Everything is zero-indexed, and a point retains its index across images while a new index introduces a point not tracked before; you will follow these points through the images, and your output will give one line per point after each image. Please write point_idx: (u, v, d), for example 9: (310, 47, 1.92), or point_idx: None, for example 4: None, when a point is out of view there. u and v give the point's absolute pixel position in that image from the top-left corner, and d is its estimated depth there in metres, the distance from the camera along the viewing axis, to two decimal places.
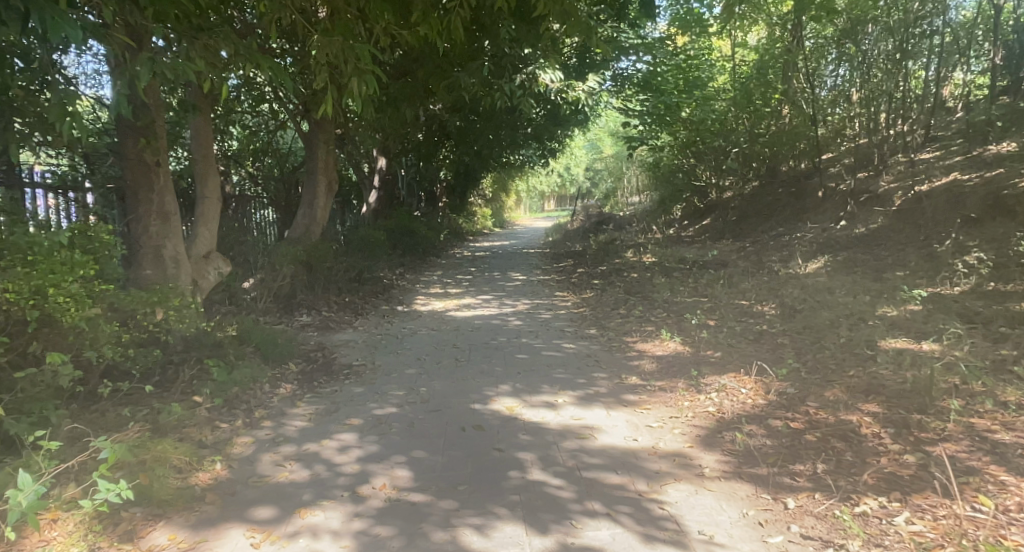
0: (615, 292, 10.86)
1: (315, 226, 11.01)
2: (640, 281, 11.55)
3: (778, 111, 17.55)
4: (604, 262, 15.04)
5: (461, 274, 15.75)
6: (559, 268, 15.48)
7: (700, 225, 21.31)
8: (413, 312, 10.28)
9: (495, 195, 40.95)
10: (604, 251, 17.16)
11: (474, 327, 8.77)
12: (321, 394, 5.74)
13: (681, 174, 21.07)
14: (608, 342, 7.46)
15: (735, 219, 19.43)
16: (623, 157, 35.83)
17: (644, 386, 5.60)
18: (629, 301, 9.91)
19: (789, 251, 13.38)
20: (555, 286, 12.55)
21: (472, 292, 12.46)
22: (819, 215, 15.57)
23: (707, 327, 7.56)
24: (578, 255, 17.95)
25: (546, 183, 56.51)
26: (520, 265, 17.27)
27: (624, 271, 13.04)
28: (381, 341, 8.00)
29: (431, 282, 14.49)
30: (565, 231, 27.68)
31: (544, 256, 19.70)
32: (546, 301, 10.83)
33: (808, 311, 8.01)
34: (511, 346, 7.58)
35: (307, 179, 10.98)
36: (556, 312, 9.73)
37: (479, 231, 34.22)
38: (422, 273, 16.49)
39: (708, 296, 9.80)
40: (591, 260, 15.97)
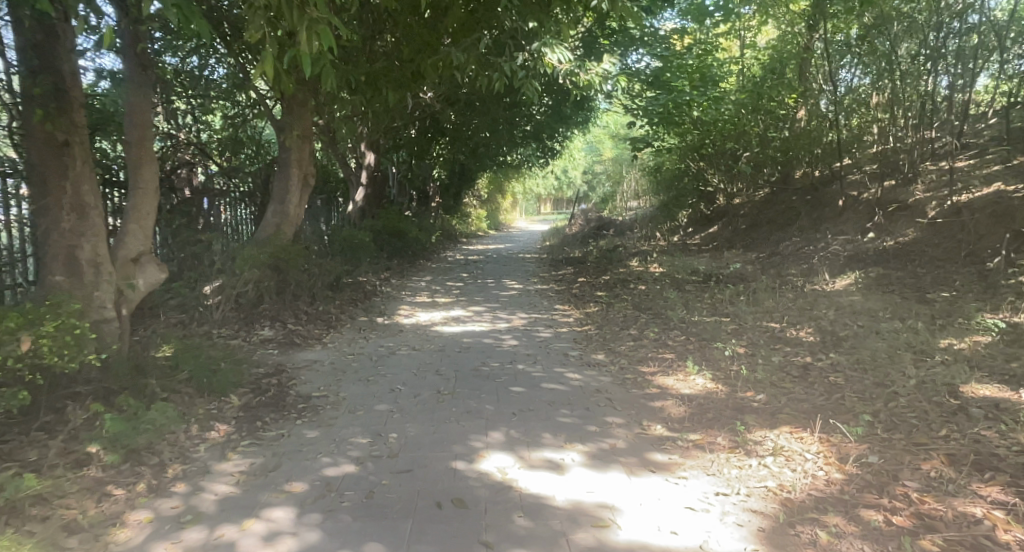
0: (623, 308, 9.68)
1: (287, 225, 9.76)
2: (650, 296, 10.37)
3: (794, 111, 16.54)
4: (607, 272, 13.86)
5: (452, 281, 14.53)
6: (558, 277, 14.28)
7: (706, 233, 20.15)
8: (396, 325, 9.09)
9: (490, 196, 39.70)
10: (606, 259, 15.99)
11: (462, 347, 7.58)
12: (262, 439, 4.52)
13: (688, 177, 19.96)
14: (622, 373, 6.28)
15: (745, 228, 18.29)
16: (623, 160, 34.68)
17: (674, 441, 4.39)
18: (640, 319, 8.74)
19: (811, 265, 12.22)
20: (555, 298, 11.36)
21: (464, 302, 11.26)
22: (840, 225, 14.43)
23: (737, 357, 6.40)
24: (578, 263, 16.76)
25: (543, 185, 55.40)
26: (517, 272, 16.08)
27: (630, 282, 11.88)
28: (353, 363, 6.79)
29: (420, 289, 13.27)
30: (564, 235, 26.46)
31: (542, 262, 18.52)
32: (546, 316, 9.63)
33: (854, 340, 6.85)
34: (506, 374, 6.37)
35: (278, 171, 9.75)
36: (557, 330, 8.54)
37: (473, 233, 33.01)
38: (410, 278, 15.25)
39: (730, 316, 8.63)
40: (594, 269, 14.79)
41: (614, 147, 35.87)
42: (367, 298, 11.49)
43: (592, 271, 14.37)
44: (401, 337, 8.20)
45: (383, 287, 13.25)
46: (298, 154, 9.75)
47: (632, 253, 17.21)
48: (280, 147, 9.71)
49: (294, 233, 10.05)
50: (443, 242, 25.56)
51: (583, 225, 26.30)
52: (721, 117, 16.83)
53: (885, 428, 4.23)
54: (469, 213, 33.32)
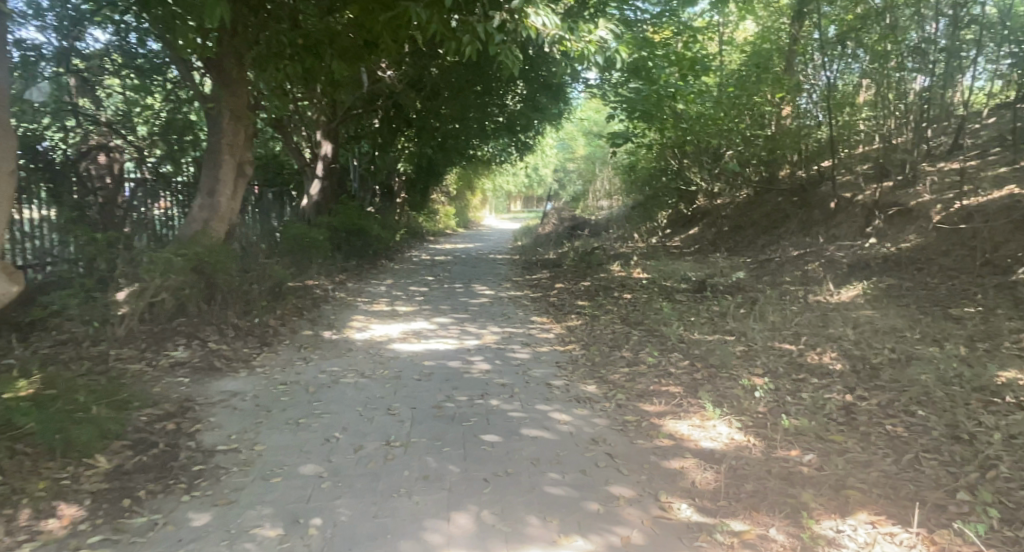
0: (610, 322, 8.45)
1: (217, 222, 8.41)
2: (637, 309, 9.20)
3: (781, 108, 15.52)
4: (586, 277, 12.64)
5: (415, 285, 13.16)
6: (533, 282, 13.01)
7: (686, 235, 19.08)
8: (346, 342, 7.74)
9: (459, 194, 38.30)
10: (584, 262, 14.78)
11: (422, 373, 6.27)
12: (122, 531, 3.28)
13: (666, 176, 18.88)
14: (620, 413, 5.04)
15: (730, 230, 17.23)
16: (597, 158, 33.55)
17: (713, 541, 3.23)
18: (631, 336, 7.53)
19: (808, 271, 11.14)
20: (531, 308, 10.08)
21: (429, 312, 9.92)
22: (833, 228, 13.32)
23: (761, 390, 5.22)
24: (554, 266, 15.53)
25: (514, 184, 54.14)
26: (488, 275, 14.78)
27: (612, 291, 10.68)
28: (284, 397, 5.45)
29: (380, 295, 11.89)
30: (536, 235, 25.21)
31: (513, 265, 17.24)
32: (523, 332, 8.35)
33: (895, 367, 5.71)
34: (476, 415, 5.06)
35: (206, 159, 8.38)
36: (536, 350, 7.27)
37: (441, 231, 31.67)
38: (370, 282, 13.85)
39: (733, 332, 7.46)
40: (571, 273, 13.55)
41: (587, 145, 34.73)
42: (316, 307, 10.10)
43: (570, 276, 13.13)
44: (350, 358, 6.88)
45: (338, 293, 11.85)
46: (232, 140, 8.39)
47: (610, 255, 16.03)
48: (209, 130, 8.34)
49: (227, 231, 8.68)
50: (409, 241, 24.15)
51: (558, 225, 25.05)
52: (704, 114, 15.78)
53: (1010, 547, 3.12)
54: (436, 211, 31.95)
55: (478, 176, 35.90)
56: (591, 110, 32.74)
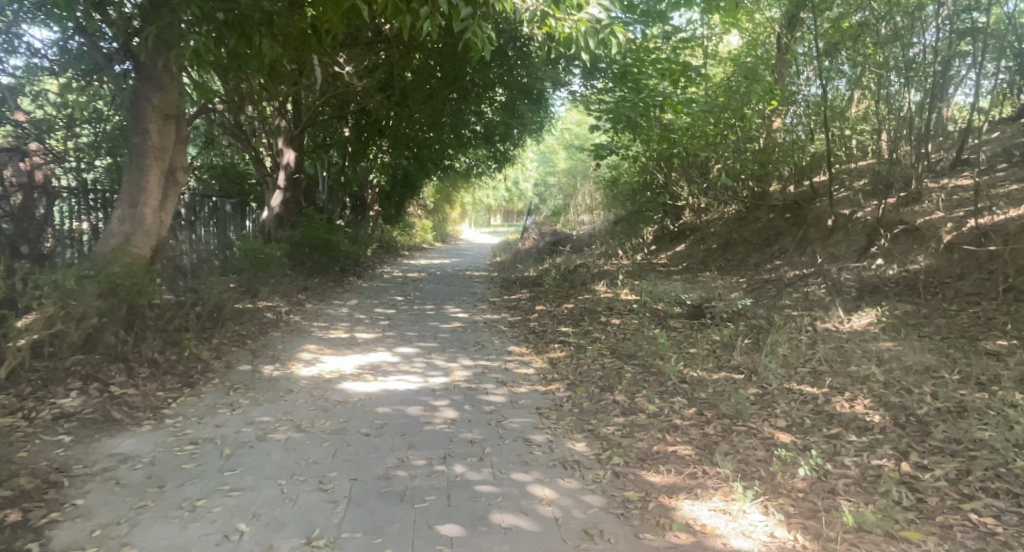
0: (597, 352, 7.38)
1: (141, 237, 7.35)
2: (626, 338, 8.15)
3: (769, 121, 14.66)
4: (569, 298, 11.59)
5: (380, 307, 11.99)
6: (510, 304, 11.91)
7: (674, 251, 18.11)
8: (286, 380, 6.61)
9: (438, 206, 37.10)
10: (566, 282, 13.73)
11: (373, 425, 5.14)
12: None
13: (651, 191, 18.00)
14: (616, 486, 4.00)
15: (719, 247, 16.29)
16: (579, 172, 32.52)
17: None
18: (622, 372, 6.45)
19: (810, 292, 10.17)
20: (507, 335, 8.96)
21: (392, 340, 8.77)
22: (830, 246, 12.35)
23: (787, 453, 4.20)
24: (534, 286, 14.45)
25: (495, 197, 53.15)
26: (462, 295, 13.61)
27: (597, 315, 9.63)
28: (187, 465, 4.37)
29: (341, 319, 10.73)
30: (516, 251, 24.12)
31: (490, 283, 16.10)
32: (497, 365, 7.25)
33: (948, 419, 4.67)
34: (434, 489, 3.98)
35: (128, 164, 7.34)
36: (512, 390, 6.17)
37: (419, 246, 30.55)
38: (332, 303, 12.69)
39: (740, 367, 6.42)
40: (552, 293, 12.49)
41: (568, 158, 33.72)
42: (264, 334, 8.96)
43: (552, 296, 12.08)
44: (286, 403, 5.77)
45: (294, 317, 10.69)
46: (159, 141, 7.37)
47: (594, 274, 15.05)
48: (130, 130, 7.29)
49: (154, 249, 7.61)
50: (382, 255, 22.97)
51: (539, 239, 23.96)
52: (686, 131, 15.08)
53: None
54: (414, 224, 30.84)
55: (457, 188, 34.74)
56: (573, 123, 31.75)
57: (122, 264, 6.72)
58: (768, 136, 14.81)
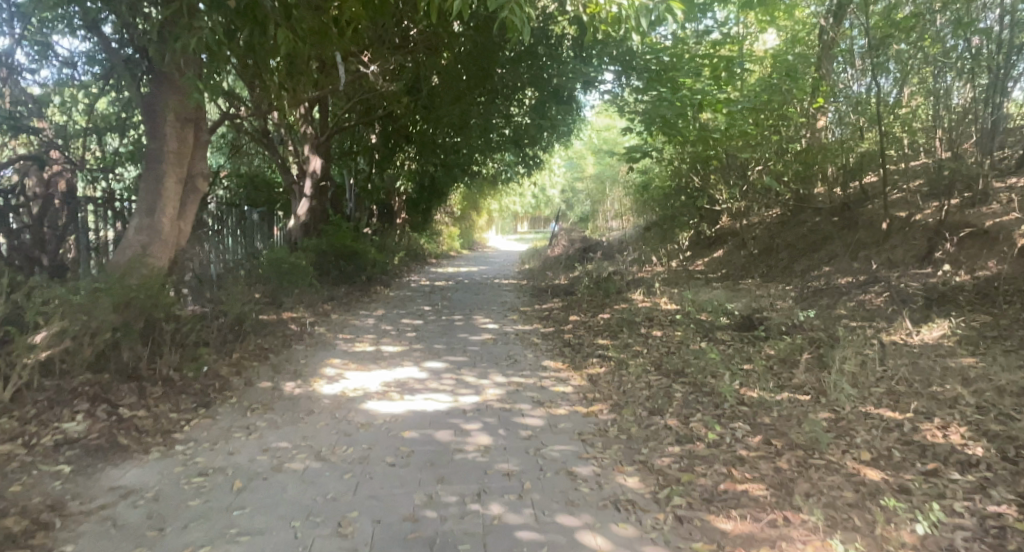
0: (641, 368, 6.81)
1: (158, 247, 6.97)
2: (671, 352, 7.57)
3: (814, 121, 13.93)
4: (604, 308, 11.01)
5: (408, 318, 11.53)
6: (542, 314, 11.38)
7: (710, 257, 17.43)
8: (308, 399, 6.16)
9: (465, 213, 36.70)
10: (600, 290, 13.16)
11: (399, 452, 4.67)
12: None
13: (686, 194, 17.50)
14: (681, 535, 3.53)
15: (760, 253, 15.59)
16: (608, 177, 31.90)
17: None
18: (671, 391, 5.88)
19: (865, 301, 9.49)
20: (542, 348, 8.43)
21: (420, 354, 8.29)
22: (886, 251, 11.68)
23: (894, 502, 3.64)
24: (566, 294, 13.89)
25: (521, 204, 52.72)
26: (492, 305, 13.11)
27: (637, 326, 9.05)
28: (193, 501, 3.96)
29: (367, 330, 10.29)
30: (545, 257, 23.56)
31: (520, 292, 15.58)
32: (533, 382, 6.71)
33: None
34: (468, 538, 3.52)
35: (145, 170, 6.96)
36: (551, 412, 5.62)
37: (446, 253, 30.18)
38: (358, 313, 12.28)
39: (803, 387, 5.81)
40: (586, 302, 11.92)
41: (597, 163, 33.11)
42: (287, 347, 8.55)
43: (586, 305, 11.51)
44: (306, 425, 5.32)
45: (318, 328, 10.27)
46: (178, 147, 6.98)
47: (629, 281, 14.46)
48: (147, 135, 6.92)
49: (172, 259, 7.23)
50: (408, 263, 22.59)
51: (569, 246, 23.40)
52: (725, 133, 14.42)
53: None
54: (440, 231, 30.48)
55: (484, 195, 34.31)
56: (602, 127, 31.15)
57: (137, 276, 6.36)
58: (812, 136, 14.11)
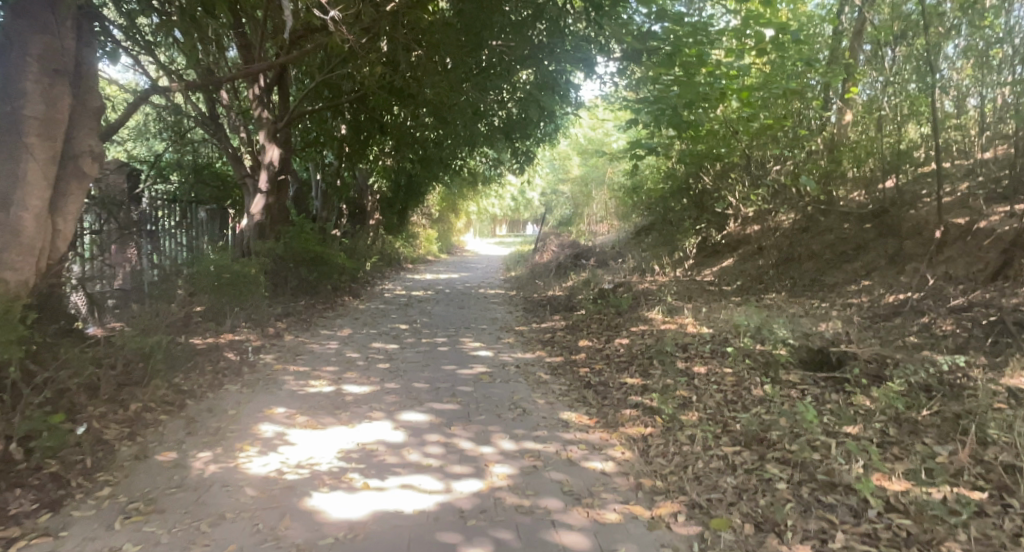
0: (704, 429, 4.92)
1: (16, 254, 5.11)
2: (733, 403, 5.69)
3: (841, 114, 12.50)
4: (617, 331, 9.11)
5: (378, 341, 9.51)
6: (543, 338, 9.45)
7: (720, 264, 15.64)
8: (224, 488, 4.17)
9: (443, 215, 34.67)
10: (606, 306, 11.26)
11: None
12: None
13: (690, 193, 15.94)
14: None
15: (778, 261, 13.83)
16: (595, 179, 30.13)
17: None
18: (772, 484, 4.06)
19: (945, 324, 7.70)
20: (554, 393, 6.50)
21: (393, 398, 6.30)
22: (940, 264, 9.88)
23: None
24: (565, 312, 11.97)
25: (501, 207, 50.78)
26: (479, 324, 11.13)
27: (668, 358, 7.14)
28: None
29: (327, 358, 8.28)
30: (532, 264, 21.59)
31: (510, 306, 13.63)
32: (555, 452, 4.77)
33: None
34: None
35: None
36: (598, 524, 3.74)
37: (423, 259, 28.13)
38: (319, 333, 10.26)
39: (962, 475, 3.97)
40: (594, 322, 10.01)
41: (583, 165, 31.35)
42: (217, 390, 6.53)
43: (595, 327, 9.62)
44: None
45: (266, 356, 8.25)
46: (46, 111, 5.13)
47: (635, 295, 12.61)
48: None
49: (40, 269, 5.38)
50: (382, 269, 20.48)
51: (558, 252, 21.49)
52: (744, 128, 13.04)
53: None
54: (417, 234, 28.39)
55: (463, 196, 32.29)
56: (590, 127, 29.37)
57: None
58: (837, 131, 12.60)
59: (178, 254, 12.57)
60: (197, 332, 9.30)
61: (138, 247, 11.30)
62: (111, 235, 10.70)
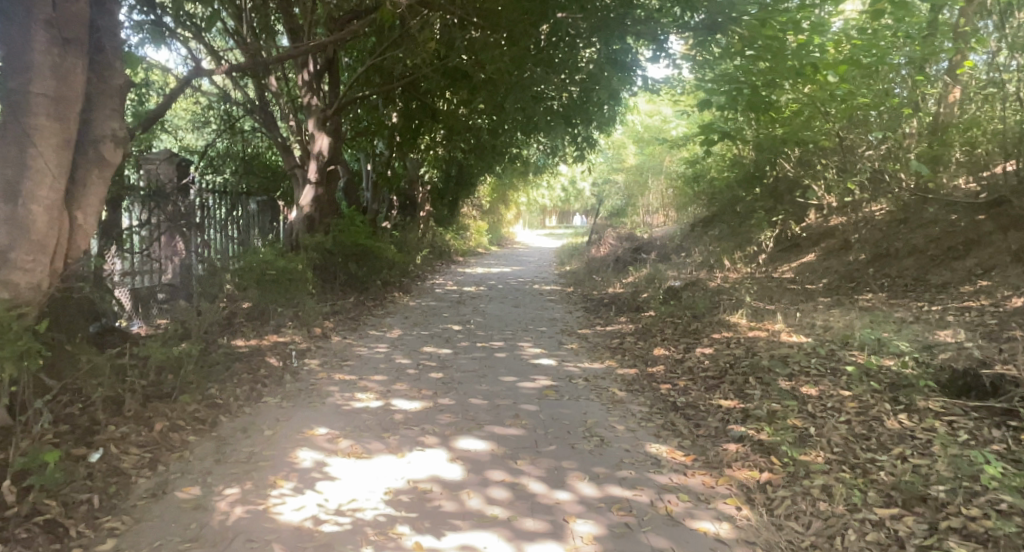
0: (843, 482, 4.04)
1: (24, 253, 4.44)
2: (862, 441, 4.70)
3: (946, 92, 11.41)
4: (695, 338, 8.15)
5: (431, 345, 8.77)
6: (611, 344, 8.53)
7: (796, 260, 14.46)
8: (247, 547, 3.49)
9: (493, 205, 33.91)
10: (677, 307, 10.28)
11: None
12: None
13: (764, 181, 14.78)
14: None
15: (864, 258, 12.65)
16: (652, 168, 28.91)
17: None
18: None
19: None
20: (636, 417, 5.60)
21: (451, 420, 5.51)
22: None
23: None
24: (630, 312, 11.04)
25: (551, 197, 49.82)
26: (539, 326, 10.30)
27: (766, 376, 6.17)
28: None
29: (377, 365, 7.54)
30: (588, 258, 20.65)
31: (569, 305, 12.77)
32: (649, 503, 3.93)
33: None
34: None
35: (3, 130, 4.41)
36: None
37: (472, 250, 27.42)
38: (368, 335, 9.57)
39: None
40: (667, 325, 9.05)
41: (638, 154, 30.15)
42: (254, 403, 5.80)
43: (669, 331, 8.67)
44: None
45: (311, 362, 7.54)
46: (57, 88, 4.44)
47: (707, 294, 11.59)
48: (7, 71, 4.40)
49: (57, 271, 4.71)
50: (432, 262, 19.81)
51: (615, 245, 20.48)
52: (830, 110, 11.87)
53: None
54: (467, 225, 27.70)
55: (514, 186, 31.41)
56: (646, 114, 28.17)
57: None
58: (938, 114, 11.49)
59: (227, 246, 12.02)
60: (240, 333, 8.66)
61: (186, 240, 10.70)
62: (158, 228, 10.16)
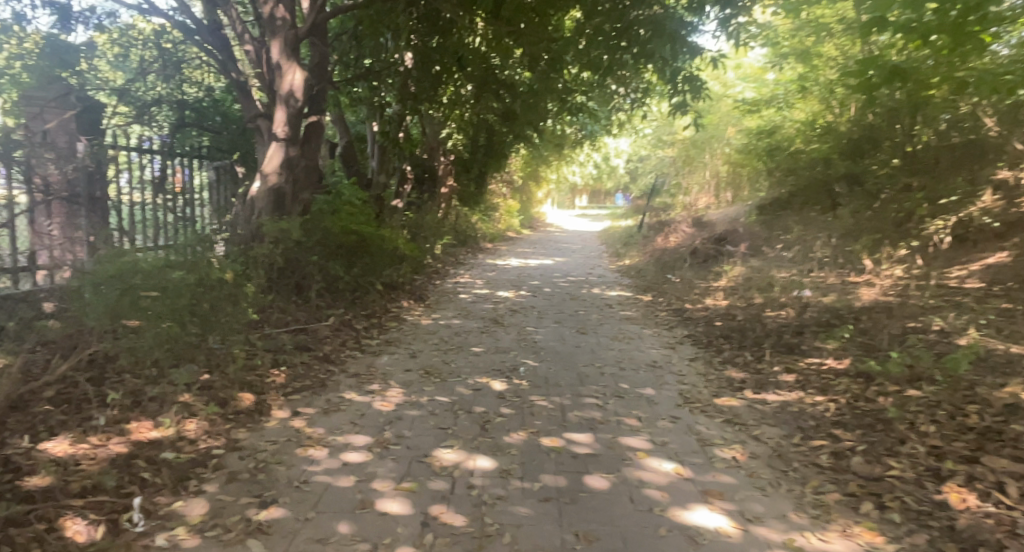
0: None
1: None
2: None
3: None
4: (998, 455, 3.91)
5: (449, 441, 4.62)
6: (807, 458, 4.29)
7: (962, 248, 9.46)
8: None
9: (523, 183, 29.60)
10: (871, 355, 5.99)
11: None
12: None
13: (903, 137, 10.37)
14: None
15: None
16: (708, 142, 24.16)
17: None
18: None
19: None
20: None
21: None
22: None
23: None
24: (773, 354, 6.78)
25: (585, 175, 45.31)
26: (629, 382, 6.08)
27: None
28: None
29: (326, 532, 3.44)
30: (650, 250, 16.36)
31: (657, 330, 8.55)
32: None
33: None
34: None
35: None
36: None
37: (502, 235, 23.16)
38: (339, 403, 5.48)
39: None
40: (903, 409, 4.68)
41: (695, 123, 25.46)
42: None
43: (929, 430, 4.31)
44: None
45: (181, 524, 3.48)
46: None
47: (887, 322, 7.30)
48: None
49: None
50: (456, 252, 15.65)
51: (688, 233, 16.00)
52: None
53: None
54: (495, 205, 23.46)
55: (548, 160, 27.00)
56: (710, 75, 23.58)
57: None
58: None
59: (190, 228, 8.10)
60: (87, 416, 4.58)
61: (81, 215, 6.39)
62: (13, 205, 5.75)
